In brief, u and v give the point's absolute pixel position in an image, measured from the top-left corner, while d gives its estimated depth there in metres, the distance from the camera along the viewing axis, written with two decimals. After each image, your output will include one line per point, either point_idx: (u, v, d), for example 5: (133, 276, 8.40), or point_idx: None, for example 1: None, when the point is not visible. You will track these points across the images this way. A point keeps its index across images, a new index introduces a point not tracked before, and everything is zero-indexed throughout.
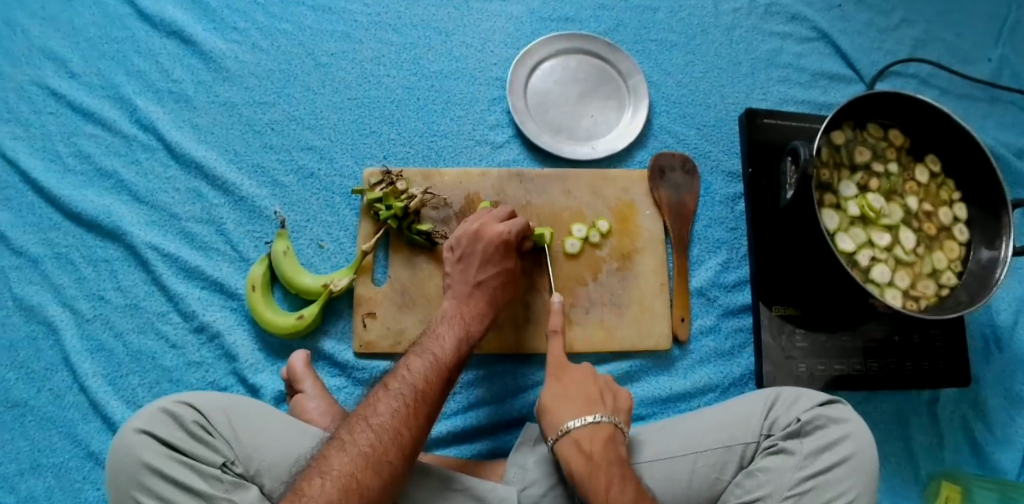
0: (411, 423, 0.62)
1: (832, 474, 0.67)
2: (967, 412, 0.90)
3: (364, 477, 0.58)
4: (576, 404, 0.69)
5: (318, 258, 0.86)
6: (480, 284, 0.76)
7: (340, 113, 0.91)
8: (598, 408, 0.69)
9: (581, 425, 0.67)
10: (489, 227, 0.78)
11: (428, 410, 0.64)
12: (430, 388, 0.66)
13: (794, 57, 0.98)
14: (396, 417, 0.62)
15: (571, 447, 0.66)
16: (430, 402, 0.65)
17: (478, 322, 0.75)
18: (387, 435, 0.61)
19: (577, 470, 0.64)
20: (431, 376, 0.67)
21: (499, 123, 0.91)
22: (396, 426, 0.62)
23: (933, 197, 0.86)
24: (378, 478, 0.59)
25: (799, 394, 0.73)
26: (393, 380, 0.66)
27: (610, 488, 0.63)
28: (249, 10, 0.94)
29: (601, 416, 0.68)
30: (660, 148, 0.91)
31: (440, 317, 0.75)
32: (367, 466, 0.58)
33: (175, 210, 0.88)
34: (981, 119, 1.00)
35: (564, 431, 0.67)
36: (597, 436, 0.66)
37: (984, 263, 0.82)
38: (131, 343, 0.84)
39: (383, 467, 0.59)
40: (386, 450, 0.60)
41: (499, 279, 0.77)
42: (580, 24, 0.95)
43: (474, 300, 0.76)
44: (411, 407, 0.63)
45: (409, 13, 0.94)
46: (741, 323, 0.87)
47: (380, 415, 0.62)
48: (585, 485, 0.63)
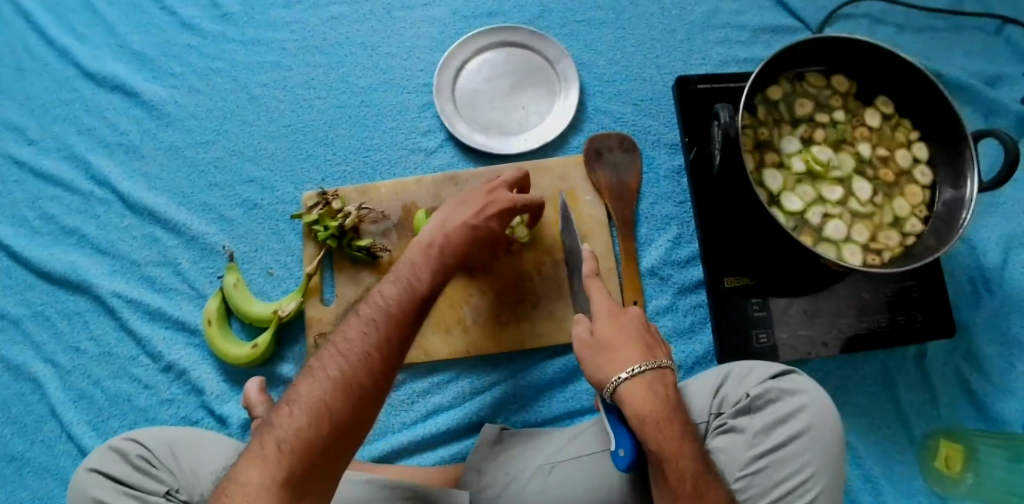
0: (380, 346, 0.59)
1: (786, 449, 0.65)
2: (960, 363, 0.85)
3: (333, 401, 0.55)
4: (634, 347, 0.67)
5: (269, 285, 0.87)
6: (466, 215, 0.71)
7: (277, 142, 0.92)
8: (654, 354, 0.67)
9: (650, 369, 0.65)
10: (498, 195, 0.74)
11: (400, 336, 0.60)
12: (402, 310, 0.61)
13: (732, 16, 0.94)
14: (364, 340, 0.58)
15: (641, 390, 0.64)
16: (402, 327, 0.61)
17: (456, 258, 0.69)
18: (357, 359, 0.58)
19: (654, 414, 0.62)
20: (405, 304, 0.62)
21: (430, 129, 0.90)
22: (366, 350, 0.58)
23: (888, 141, 0.81)
24: (348, 402, 0.56)
25: (751, 368, 0.71)
26: (364, 307, 0.62)
27: (679, 441, 0.62)
28: (183, 54, 0.95)
29: (664, 362, 0.66)
30: (597, 130, 0.90)
31: (421, 246, 0.68)
32: (335, 391, 0.56)
33: (134, 257, 0.89)
34: (946, 51, 0.94)
35: (630, 375, 0.65)
36: (661, 380, 0.65)
37: (950, 203, 0.76)
38: (107, 388, 0.86)
39: (352, 389, 0.56)
40: (354, 373, 0.57)
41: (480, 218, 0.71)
42: (505, 16, 0.94)
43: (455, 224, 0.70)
44: (381, 331, 0.59)
45: (335, 31, 0.94)
46: (699, 299, 0.84)
47: (349, 340, 0.59)
48: (658, 429, 0.62)
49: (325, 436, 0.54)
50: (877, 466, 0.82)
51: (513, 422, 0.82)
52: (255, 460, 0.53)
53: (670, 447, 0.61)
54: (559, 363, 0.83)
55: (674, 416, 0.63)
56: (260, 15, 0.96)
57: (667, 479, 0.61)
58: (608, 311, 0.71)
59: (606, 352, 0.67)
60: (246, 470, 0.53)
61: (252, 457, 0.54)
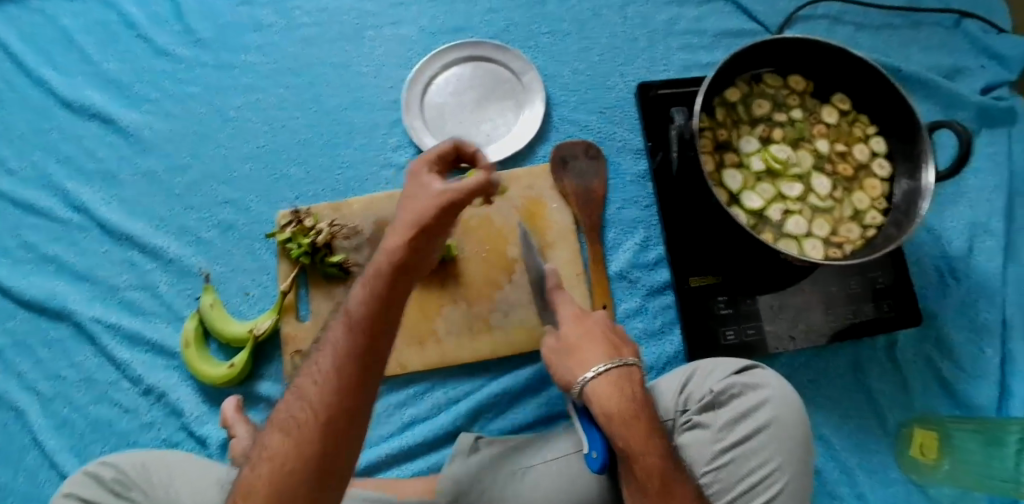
0: (319, 383, 0.55)
1: (750, 443, 0.68)
2: (931, 352, 0.86)
3: (275, 445, 0.54)
4: (599, 347, 0.68)
5: (245, 305, 0.89)
6: (406, 206, 0.60)
7: (251, 163, 0.93)
8: (617, 354, 0.68)
9: (615, 367, 0.66)
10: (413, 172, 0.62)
11: (342, 372, 0.55)
12: (354, 344, 0.55)
13: (693, 21, 0.96)
14: (320, 381, 0.55)
15: (605, 388, 0.65)
16: (342, 358, 0.55)
17: (411, 266, 0.58)
18: (297, 398, 0.56)
19: (621, 414, 0.63)
20: (346, 335, 0.56)
21: (400, 145, 0.92)
22: (306, 389, 0.55)
23: (846, 136, 0.83)
24: (290, 444, 0.54)
25: (716, 364, 0.73)
26: (316, 355, 0.57)
27: (647, 439, 0.63)
28: (158, 81, 0.97)
29: (630, 360, 0.67)
30: (563, 139, 0.91)
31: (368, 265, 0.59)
32: (288, 440, 0.54)
33: (113, 282, 0.91)
34: (906, 47, 0.96)
35: (595, 374, 0.66)
36: (628, 378, 0.66)
37: (907, 195, 0.77)
38: (89, 413, 0.87)
39: (288, 429, 0.54)
40: (295, 413, 0.55)
41: (431, 204, 0.58)
42: (471, 32, 0.96)
43: (412, 213, 0.59)
44: (319, 367, 0.56)
45: (306, 54, 0.97)
46: (668, 299, 0.85)
47: (300, 381, 0.57)
48: (624, 430, 0.63)
49: (294, 485, 0.52)
50: (851, 456, 0.83)
51: (489, 430, 0.82)
52: None
53: (638, 445, 0.63)
54: (530, 369, 0.84)
55: (640, 414, 0.64)
56: (233, 40, 0.98)
57: (636, 475, 0.63)
58: (574, 316, 0.72)
59: (572, 354, 0.69)
60: None
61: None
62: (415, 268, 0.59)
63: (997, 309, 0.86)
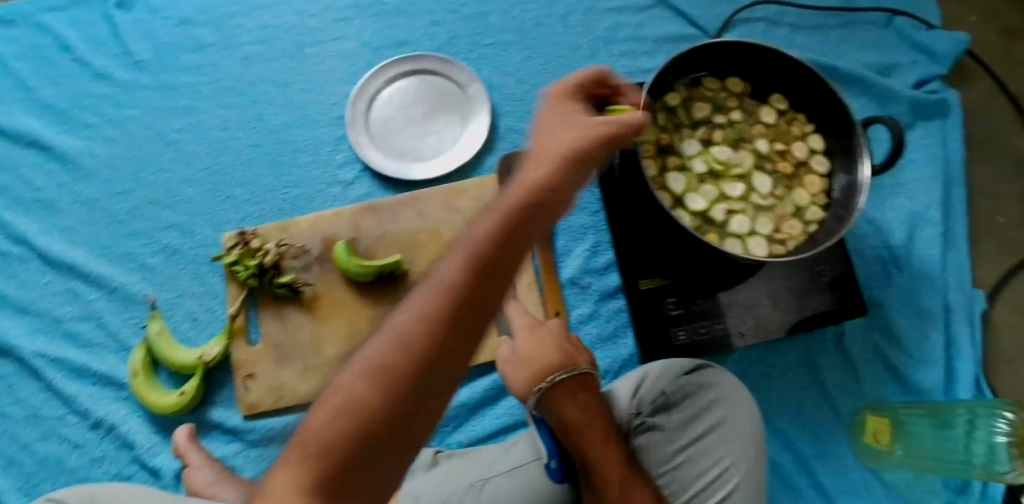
0: (428, 317, 0.39)
1: (704, 441, 0.69)
2: (879, 340, 0.88)
3: (363, 397, 0.37)
4: (553, 356, 0.69)
5: (194, 331, 0.87)
6: (545, 151, 0.51)
7: (195, 186, 0.91)
8: (570, 363, 0.69)
9: (569, 376, 0.67)
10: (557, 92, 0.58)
11: (460, 313, 0.40)
12: (464, 285, 0.40)
13: (635, 28, 0.97)
14: (415, 322, 0.39)
15: (561, 397, 0.66)
16: (459, 298, 0.40)
17: (541, 216, 0.46)
18: (395, 336, 0.38)
19: (576, 422, 0.64)
20: (472, 272, 0.41)
21: (346, 161, 0.91)
22: (405, 329, 0.39)
23: (785, 135, 0.84)
24: (383, 397, 0.37)
25: (667, 365, 0.73)
26: (416, 290, 0.41)
27: (603, 445, 0.64)
28: (97, 105, 0.95)
29: (585, 368, 0.69)
30: (510, 149, 0.92)
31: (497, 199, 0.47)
32: (361, 398, 0.37)
33: (57, 314, 0.88)
34: (841, 46, 0.99)
35: (548, 385, 0.67)
36: (583, 386, 0.67)
37: (845, 191, 0.79)
38: (37, 450, 0.84)
39: (385, 377, 0.37)
40: (392, 358, 0.38)
41: (584, 139, 0.51)
42: (414, 45, 0.96)
43: (555, 155, 0.50)
44: (435, 299, 0.40)
45: (248, 72, 0.95)
46: (620, 303, 0.86)
47: (392, 322, 0.40)
48: (580, 437, 0.64)
49: (379, 449, 0.37)
50: (807, 447, 0.85)
51: (448, 444, 0.82)
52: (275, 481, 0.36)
53: (594, 451, 0.64)
54: (487, 380, 0.84)
55: (595, 421, 0.65)
56: (173, 60, 0.96)
57: (595, 483, 0.64)
58: (525, 327, 0.74)
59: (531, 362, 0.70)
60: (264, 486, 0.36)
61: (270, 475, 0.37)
62: (548, 219, 0.47)
63: (939, 295, 0.88)
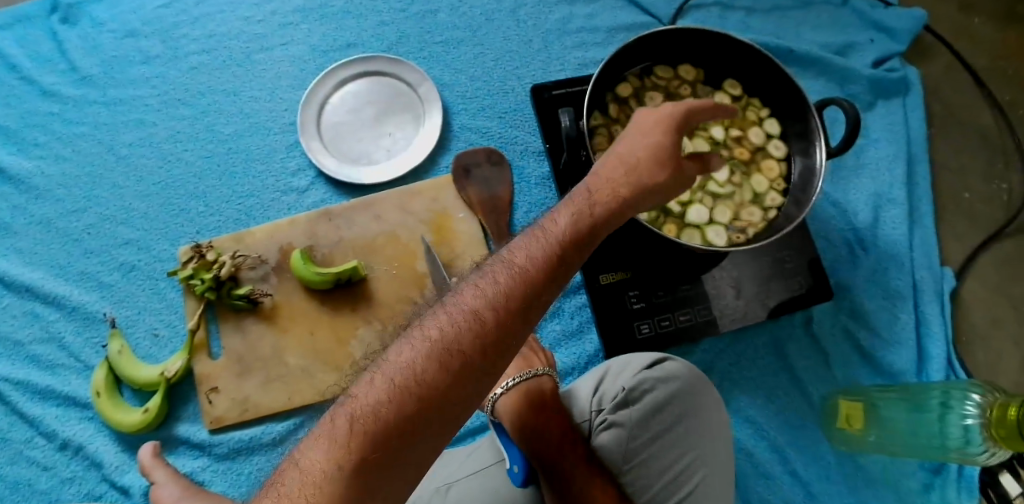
0: (496, 307, 0.45)
1: (665, 436, 0.68)
2: (847, 322, 0.87)
3: (424, 373, 0.42)
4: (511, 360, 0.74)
5: (156, 347, 0.86)
6: (593, 194, 0.55)
7: (149, 200, 0.91)
8: (524, 368, 0.74)
9: (522, 380, 0.72)
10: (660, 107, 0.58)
11: (521, 305, 0.46)
12: (505, 311, 0.45)
13: (586, 19, 0.96)
14: (458, 333, 0.43)
15: (517, 398, 0.70)
16: (526, 293, 0.46)
17: (577, 254, 0.51)
18: (463, 319, 0.44)
19: (529, 420, 0.68)
20: (534, 273, 0.48)
21: (300, 168, 0.90)
22: (471, 315, 0.44)
23: (741, 121, 0.83)
24: (446, 373, 0.42)
25: (626, 361, 0.72)
26: (479, 279, 0.47)
27: (562, 440, 0.66)
28: (46, 123, 0.94)
29: (539, 371, 0.73)
30: (465, 147, 0.91)
31: (540, 227, 0.52)
32: (406, 392, 0.41)
33: (17, 337, 0.87)
34: (795, 26, 0.98)
35: (500, 391, 0.72)
36: (537, 387, 0.71)
37: (802, 175, 0.79)
38: (5, 475, 0.83)
39: (450, 359, 0.43)
40: (456, 339, 0.43)
41: (637, 181, 0.55)
42: (363, 47, 0.95)
43: (604, 195, 0.55)
44: (500, 289, 0.46)
45: (197, 82, 0.94)
46: (583, 298, 0.85)
47: (456, 307, 0.45)
48: (536, 434, 0.66)
49: (434, 419, 0.42)
50: (780, 434, 0.85)
51: None
52: (327, 436, 0.40)
53: (552, 448, 0.65)
54: None
55: (551, 419, 0.68)
56: (120, 74, 0.95)
57: (554, 486, 0.63)
58: None
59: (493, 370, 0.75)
60: (313, 442, 0.41)
61: (320, 430, 0.41)
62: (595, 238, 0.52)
63: (906, 274, 0.88)
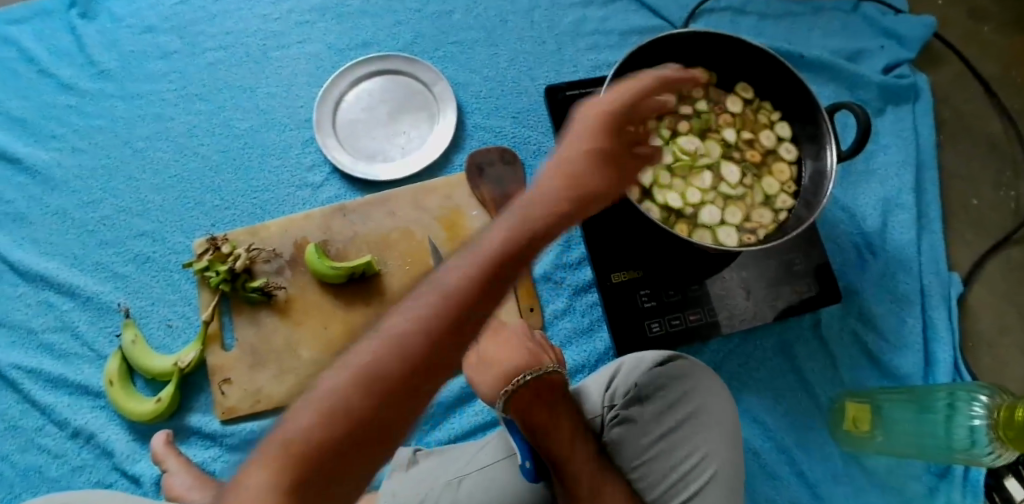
0: (430, 327, 0.42)
1: (675, 434, 0.68)
2: (856, 326, 0.88)
3: (358, 399, 0.39)
4: (516, 355, 0.70)
5: (170, 338, 0.87)
6: (536, 200, 0.52)
7: (165, 193, 0.91)
8: (536, 364, 0.70)
9: (532, 377, 0.68)
10: (597, 103, 0.58)
11: (459, 324, 0.43)
12: (431, 339, 0.42)
13: (599, 22, 0.97)
14: (394, 356, 0.41)
15: (527, 395, 0.67)
16: (466, 310, 0.43)
17: (515, 268, 0.47)
18: (398, 340, 0.41)
19: (539, 421, 0.64)
20: (474, 286, 0.44)
21: (315, 163, 0.91)
22: (408, 335, 0.41)
23: (752, 124, 0.84)
24: (380, 399, 0.40)
25: (638, 358, 0.73)
26: (418, 294, 0.44)
27: (571, 444, 0.64)
28: (63, 116, 0.95)
29: (549, 368, 0.69)
30: (479, 146, 0.92)
31: (471, 244, 0.47)
32: (329, 427, 0.38)
33: (30, 325, 0.88)
34: (805, 32, 0.99)
35: (511, 388, 0.67)
36: (548, 386, 0.68)
37: (813, 178, 0.79)
38: (16, 462, 0.84)
39: (382, 384, 0.40)
40: (390, 363, 0.40)
41: (578, 192, 0.53)
42: (378, 46, 0.96)
43: (547, 202, 0.52)
44: (435, 308, 0.43)
45: (213, 78, 0.96)
46: (594, 297, 0.86)
47: (393, 327, 0.42)
48: (544, 438, 0.64)
49: (368, 444, 0.39)
50: (789, 437, 0.85)
51: (426, 442, 0.83)
52: (258, 464, 0.37)
53: (560, 453, 0.63)
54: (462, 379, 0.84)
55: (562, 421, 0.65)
56: (137, 69, 0.96)
57: (562, 480, 0.64)
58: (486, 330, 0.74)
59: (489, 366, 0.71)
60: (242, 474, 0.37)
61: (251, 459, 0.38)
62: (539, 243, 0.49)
63: (915, 279, 0.88)
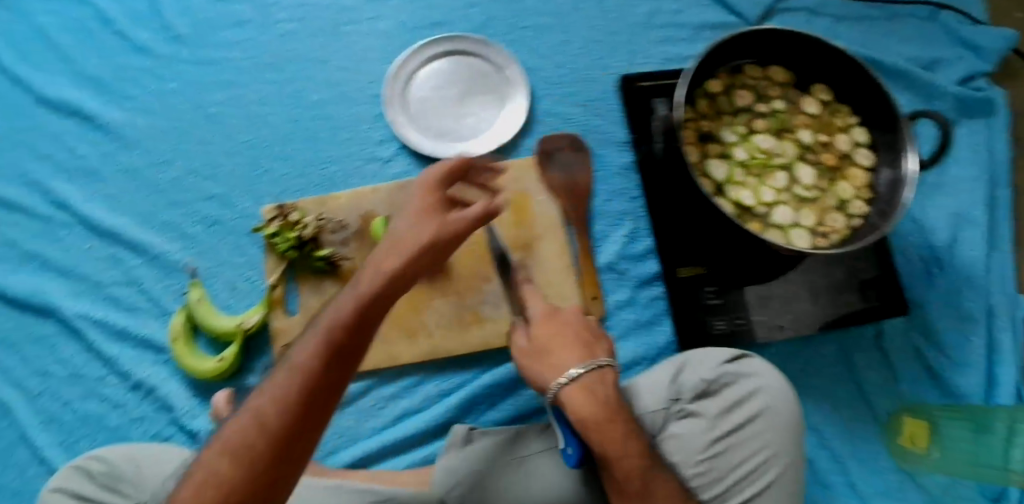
0: (281, 402, 0.50)
1: (740, 432, 0.69)
2: (918, 340, 0.87)
3: (230, 467, 0.49)
4: (574, 347, 0.67)
5: (234, 299, 0.88)
6: (378, 269, 0.55)
7: (235, 159, 0.93)
8: (590, 354, 0.67)
9: (588, 372, 0.65)
10: (429, 175, 0.61)
11: (309, 401, 0.50)
12: (293, 408, 0.50)
13: (673, 14, 0.96)
14: (243, 434, 0.49)
15: (579, 393, 0.64)
16: (325, 385, 0.50)
17: (361, 333, 0.53)
18: (252, 416, 0.50)
19: (592, 418, 0.63)
20: (321, 365, 0.50)
21: (384, 139, 0.92)
22: (262, 413, 0.50)
23: (828, 127, 0.83)
24: (241, 468, 0.49)
25: (706, 353, 0.73)
26: (278, 373, 0.52)
27: (622, 441, 0.64)
28: (137, 78, 0.96)
29: (602, 362, 0.66)
30: (548, 132, 0.92)
31: (327, 313, 0.54)
32: (240, 467, 0.49)
33: (98, 278, 0.90)
34: (882, 38, 0.97)
35: (567, 381, 0.64)
36: (603, 381, 0.65)
37: (889, 184, 0.78)
38: (77, 408, 0.86)
39: (245, 455, 0.49)
40: (250, 438, 0.49)
41: (411, 257, 0.56)
42: (451, 26, 0.96)
43: (378, 274, 0.55)
44: (293, 385, 0.50)
45: (286, 49, 0.96)
46: (657, 290, 0.86)
47: (254, 406, 0.50)
48: (596, 434, 0.63)
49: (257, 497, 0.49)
50: (843, 446, 0.84)
51: (482, 421, 0.83)
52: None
53: (610, 451, 0.63)
54: None
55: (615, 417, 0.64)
56: (211, 36, 0.97)
57: (614, 477, 0.64)
58: (543, 313, 0.69)
59: (544, 356, 0.67)
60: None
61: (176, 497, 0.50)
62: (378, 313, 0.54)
63: (982, 298, 0.87)
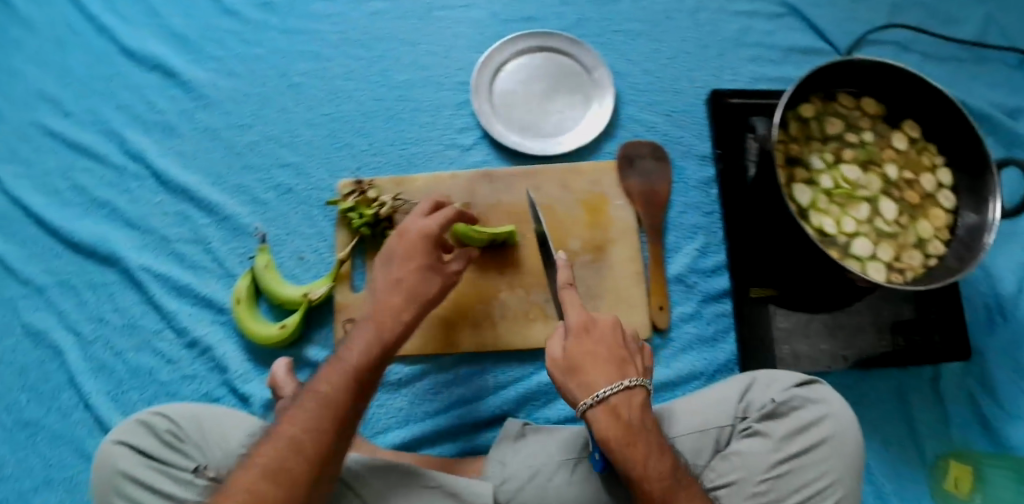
0: (331, 410, 0.61)
1: (806, 456, 0.69)
2: (973, 387, 0.87)
3: (289, 466, 0.58)
4: (606, 366, 0.62)
5: (300, 269, 0.88)
6: (381, 308, 0.67)
7: (314, 130, 0.93)
8: (625, 371, 0.63)
9: (616, 393, 0.61)
10: (409, 226, 0.71)
11: (353, 410, 0.62)
12: (341, 412, 0.61)
13: (764, 35, 0.96)
14: (301, 439, 0.59)
15: (604, 413, 0.61)
16: (357, 397, 0.63)
17: (388, 353, 0.66)
18: (307, 423, 0.60)
19: (615, 438, 0.61)
20: (350, 386, 0.63)
21: (466, 127, 0.92)
22: (318, 420, 0.60)
23: (914, 164, 0.83)
24: (302, 464, 0.58)
25: (775, 375, 0.74)
26: (309, 392, 0.62)
27: (648, 459, 0.61)
28: (223, 39, 0.96)
29: (634, 380, 0.63)
30: (630, 137, 0.92)
31: (339, 357, 0.64)
32: (280, 486, 0.57)
33: (164, 233, 0.90)
34: (970, 81, 0.97)
35: (596, 400, 0.61)
36: (632, 401, 0.62)
37: (971, 228, 0.78)
38: (130, 359, 0.86)
39: (301, 453, 0.59)
40: (305, 440, 0.59)
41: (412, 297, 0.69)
42: (542, 22, 0.96)
43: (387, 316, 0.67)
44: (338, 398, 0.62)
45: (375, 27, 0.96)
46: (723, 307, 0.86)
47: (300, 417, 0.60)
48: (621, 454, 0.61)
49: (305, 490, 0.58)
50: (889, 484, 0.84)
51: (535, 418, 0.84)
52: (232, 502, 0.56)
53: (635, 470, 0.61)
54: None
55: (642, 436, 0.61)
56: (301, 6, 0.97)
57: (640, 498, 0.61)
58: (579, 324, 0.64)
59: (576, 373, 0.62)
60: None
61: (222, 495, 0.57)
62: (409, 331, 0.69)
63: None
